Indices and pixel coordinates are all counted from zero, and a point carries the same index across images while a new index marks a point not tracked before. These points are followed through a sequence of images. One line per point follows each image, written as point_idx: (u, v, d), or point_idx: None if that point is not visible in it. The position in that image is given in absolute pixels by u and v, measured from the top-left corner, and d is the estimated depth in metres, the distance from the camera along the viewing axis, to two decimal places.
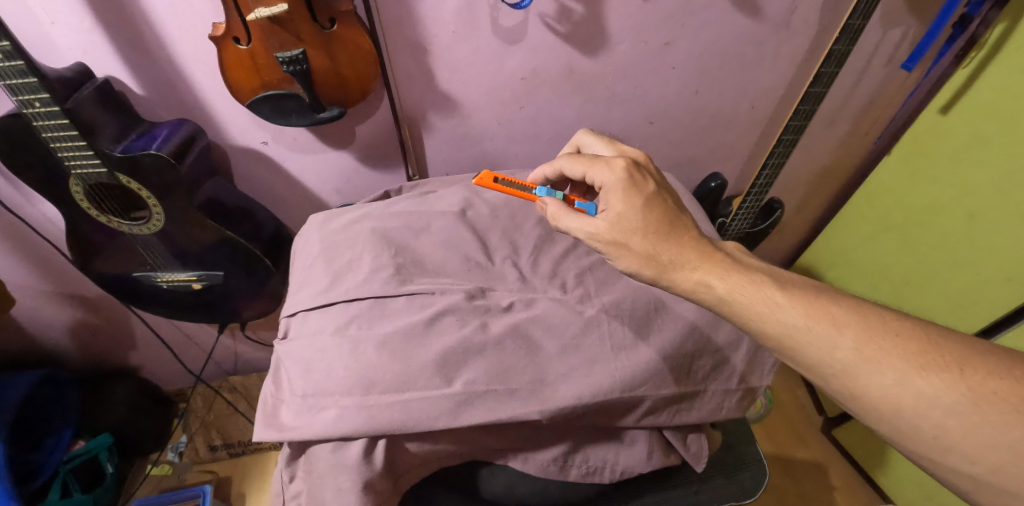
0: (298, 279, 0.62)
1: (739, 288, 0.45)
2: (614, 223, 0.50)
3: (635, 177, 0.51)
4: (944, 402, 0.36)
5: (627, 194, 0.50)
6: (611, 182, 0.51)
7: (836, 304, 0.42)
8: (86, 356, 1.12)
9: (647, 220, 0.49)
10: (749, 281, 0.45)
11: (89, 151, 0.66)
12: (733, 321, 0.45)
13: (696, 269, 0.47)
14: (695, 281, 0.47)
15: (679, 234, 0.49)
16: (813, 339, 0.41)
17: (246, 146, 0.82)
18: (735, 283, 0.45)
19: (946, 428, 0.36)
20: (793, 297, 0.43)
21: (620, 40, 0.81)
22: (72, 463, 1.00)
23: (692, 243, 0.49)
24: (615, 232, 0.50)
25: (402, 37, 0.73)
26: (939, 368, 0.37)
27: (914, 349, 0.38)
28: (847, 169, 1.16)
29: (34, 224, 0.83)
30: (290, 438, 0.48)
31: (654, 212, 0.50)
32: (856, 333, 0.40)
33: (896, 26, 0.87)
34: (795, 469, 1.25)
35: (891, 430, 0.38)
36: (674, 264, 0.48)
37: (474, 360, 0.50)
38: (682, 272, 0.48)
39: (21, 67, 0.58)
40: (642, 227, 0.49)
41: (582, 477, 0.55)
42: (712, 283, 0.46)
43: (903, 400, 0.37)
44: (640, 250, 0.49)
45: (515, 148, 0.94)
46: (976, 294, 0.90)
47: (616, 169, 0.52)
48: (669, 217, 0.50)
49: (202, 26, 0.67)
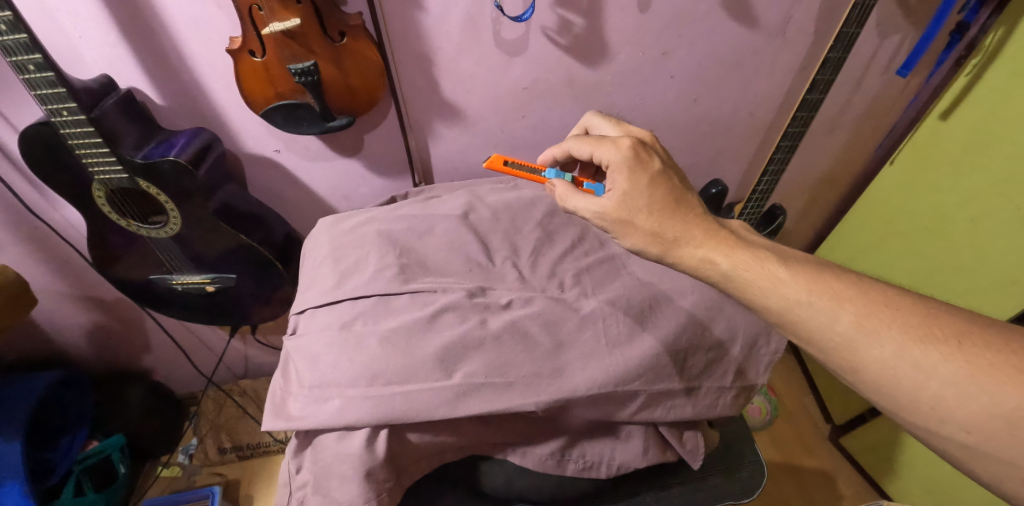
0: (310, 274, 0.65)
1: (742, 263, 0.46)
2: (621, 202, 0.53)
3: (641, 157, 0.54)
4: (941, 373, 0.37)
5: (632, 173, 0.53)
6: (615, 161, 0.54)
7: (838, 279, 0.43)
8: (101, 358, 1.15)
9: (653, 199, 0.52)
10: (754, 257, 0.47)
11: (112, 157, 0.70)
12: (736, 295, 0.47)
13: (701, 246, 0.49)
14: (700, 257, 0.49)
15: (683, 211, 0.51)
16: (815, 311, 0.42)
17: (260, 154, 0.85)
18: (738, 259, 0.47)
19: (943, 399, 0.37)
20: (797, 273, 0.44)
21: (619, 51, 0.84)
22: (86, 463, 1.04)
23: (696, 221, 0.50)
24: (623, 209, 0.52)
25: (408, 48, 0.77)
26: (937, 340, 0.38)
27: (913, 322, 0.39)
28: (849, 176, 1.17)
29: (58, 228, 0.87)
30: (298, 425, 0.50)
31: (660, 190, 0.52)
32: (857, 308, 0.41)
33: (891, 33, 0.89)
34: (802, 477, 1.24)
35: (890, 402, 0.40)
36: (679, 240, 0.50)
37: (474, 353, 0.52)
38: (686, 248, 0.49)
39: (51, 79, 0.62)
40: (647, 205, 0.52)
41: (580, 471, 0.57)
42: (715, 258, 0.48)
43: (899, 371, 0.38)
44: (646, 227, 0.51)
45: (518, 157, 0.97)
46: (980, 293, 0.90)
47: (624, 148, 0.54)
48: (674, 195, 0.52)
49: (220, 39, 0.70)
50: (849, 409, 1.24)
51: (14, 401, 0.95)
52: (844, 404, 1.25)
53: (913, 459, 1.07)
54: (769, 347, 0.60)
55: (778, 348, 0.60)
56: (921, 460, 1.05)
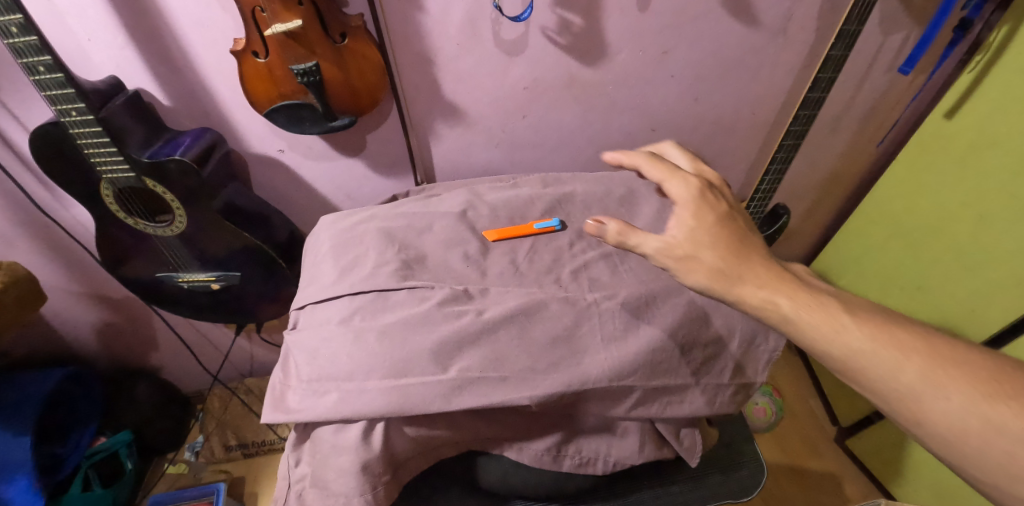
0: (310, 272, 0.66)
1: (807, 307, 0.45)
2: (686, 238, 0.50)
3: (708, 197, 0.53)
4: (1013, 431, 0.37)
5: (697, 210, 0.51)
6: (681, 197, 0.53)
7: (902, 330, 0.43)
8: (110, 356, 1.17)
9: (718, 237, 0.50)
10: (817, 302, 0.45)
11: (119, 156, 0.71)
12: (799, 341, 0.45)
13: (763, 286, 0.47)
14: (762, 298, 0.47)
15: (746, 251, 0.50)
16: (882, 359, 0.41)
17: (264, 154, 0.87)
18: (802, 303, 0.45)
19: (1015, 458, 0.36)
20: (861, 320, 0.43)
21: (618, 50, 0.84)
22: (94, 459, 1.06)
23: (759, 262, 0.49)
24: (688, 245, 0.50)
25: (409, 49, 0.78)
26: (1009, 397, 0.38)
27: (983, 377, 0.39)
28: (854, 175, 1.16)
29: (67, 227, 0.89)
30: (296, 418, 0.51)
31: (725, 230, 0.50)
32: (922, 359, 0.41)
33: (894, 31, 0.88)
34: (807, 479, 1.23)
35: (959, 457, 0.39)
36: (742, 278, 0.48)
37: (471, 348, 0.53)
38: (749, 287, 0.47)
39: (60, 80, 0.63)
40: (712, 241, 0.50)
41: (575, 467, 0.57)
42: (779, 300, 0.46)
43: (970, 426, 0.38)
44: (709, 262, 0.49)
45: (519, 156, 0.97)
46: (979, 303, 0.90)
47: (691, 187, 0.53)
48: (740, 236, 0.50)
49: (224, 41, 0.72)
50: (855, 411, 1.22)
51: (25, 396, 0.97)
52: (850, 406, 1.24)
53: (921, 463, 1.05)
54: (768, 345, 0.60)
55: (777, 346, 0.59)
56: (930, 464, 1.03)
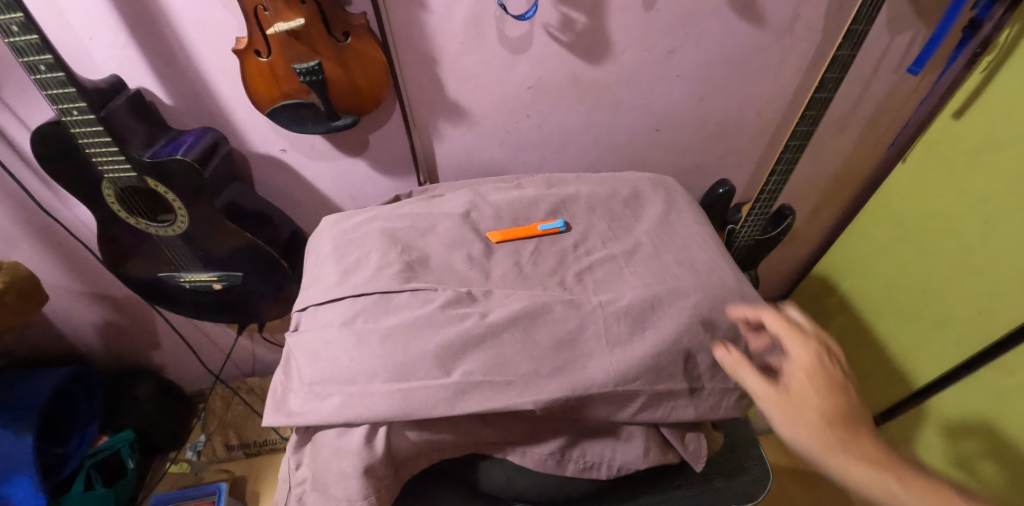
0: (312, 273, 0.65)
1: (922, 494, 0.41)
2: (793, 396, 0.46)
3: (826, 360, 0.48)
4: None
5: (813, 374, 0.47)
6: (800, 359, 0.48)
7: None
8: (112, 355, 1.17)
9: (836, 407, 0.45)
10: (933, 489, 0.41)
11: (120, 156, 0.71)
12: None
13: (874, 465, 0.43)
14: (870, 474, 0.42)
15: (858, 424, 0.45)
16: None
17: (266, 153, 0.86)
18: (916, 489, 0.41)
19: None
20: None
21: (623, 49, 0.84)
22: (96, 458, 1.05)
23: (872, 439, 0.44)
24: (794, 403, 0.46)
25: (412, 47, 0.77)
26: None
27: None
28: (860, 176, 1.15)
29: (69, 226, 0.89)
30: (297, 421, 0.51)
31: (840, 397, 0.46)
32: None
33: (902, 31, 0.87)
34: (811, 481, 1.22)
35: None
36: (851, 451, 0.43)
37: (474, 351, 0.52)
38: (858, 461, 0.43)
39: (62, 79, 0.63)
40: (824, 409, 0.45)
41: (579, 472, 0.56)
42: (891, 484, 0.42)
43: None
44: (816, 425, 0.44)
45: (522, 156, 0.97)
46: (989, 305, 0.89)
47: (813, 348, 0.49)
48: (853, 406, 0.46)
49: (227, 40, 0.71)
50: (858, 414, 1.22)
51: (26, 396, 0.97)
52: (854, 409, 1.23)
53: None
54: None
55: None
56: None
